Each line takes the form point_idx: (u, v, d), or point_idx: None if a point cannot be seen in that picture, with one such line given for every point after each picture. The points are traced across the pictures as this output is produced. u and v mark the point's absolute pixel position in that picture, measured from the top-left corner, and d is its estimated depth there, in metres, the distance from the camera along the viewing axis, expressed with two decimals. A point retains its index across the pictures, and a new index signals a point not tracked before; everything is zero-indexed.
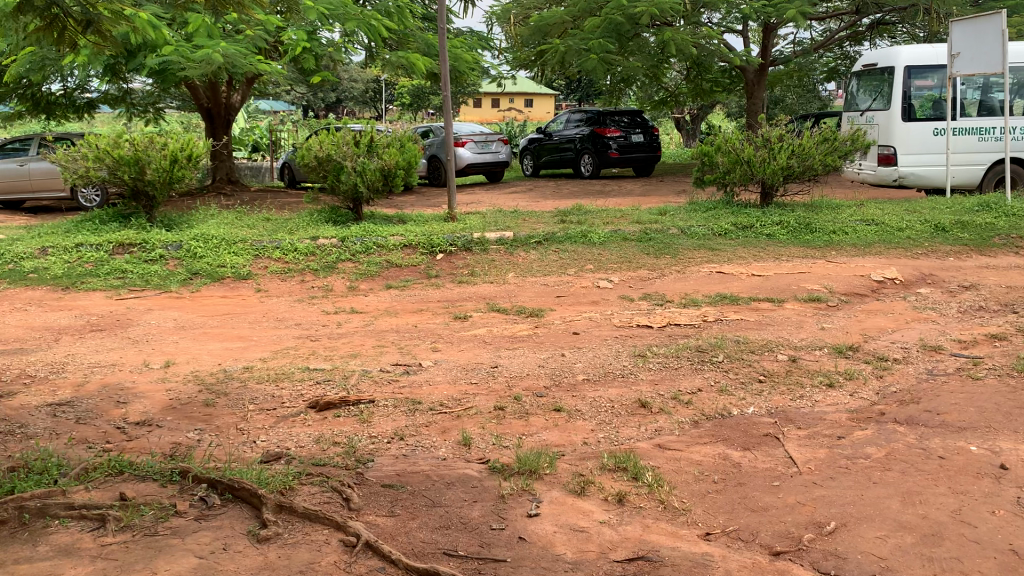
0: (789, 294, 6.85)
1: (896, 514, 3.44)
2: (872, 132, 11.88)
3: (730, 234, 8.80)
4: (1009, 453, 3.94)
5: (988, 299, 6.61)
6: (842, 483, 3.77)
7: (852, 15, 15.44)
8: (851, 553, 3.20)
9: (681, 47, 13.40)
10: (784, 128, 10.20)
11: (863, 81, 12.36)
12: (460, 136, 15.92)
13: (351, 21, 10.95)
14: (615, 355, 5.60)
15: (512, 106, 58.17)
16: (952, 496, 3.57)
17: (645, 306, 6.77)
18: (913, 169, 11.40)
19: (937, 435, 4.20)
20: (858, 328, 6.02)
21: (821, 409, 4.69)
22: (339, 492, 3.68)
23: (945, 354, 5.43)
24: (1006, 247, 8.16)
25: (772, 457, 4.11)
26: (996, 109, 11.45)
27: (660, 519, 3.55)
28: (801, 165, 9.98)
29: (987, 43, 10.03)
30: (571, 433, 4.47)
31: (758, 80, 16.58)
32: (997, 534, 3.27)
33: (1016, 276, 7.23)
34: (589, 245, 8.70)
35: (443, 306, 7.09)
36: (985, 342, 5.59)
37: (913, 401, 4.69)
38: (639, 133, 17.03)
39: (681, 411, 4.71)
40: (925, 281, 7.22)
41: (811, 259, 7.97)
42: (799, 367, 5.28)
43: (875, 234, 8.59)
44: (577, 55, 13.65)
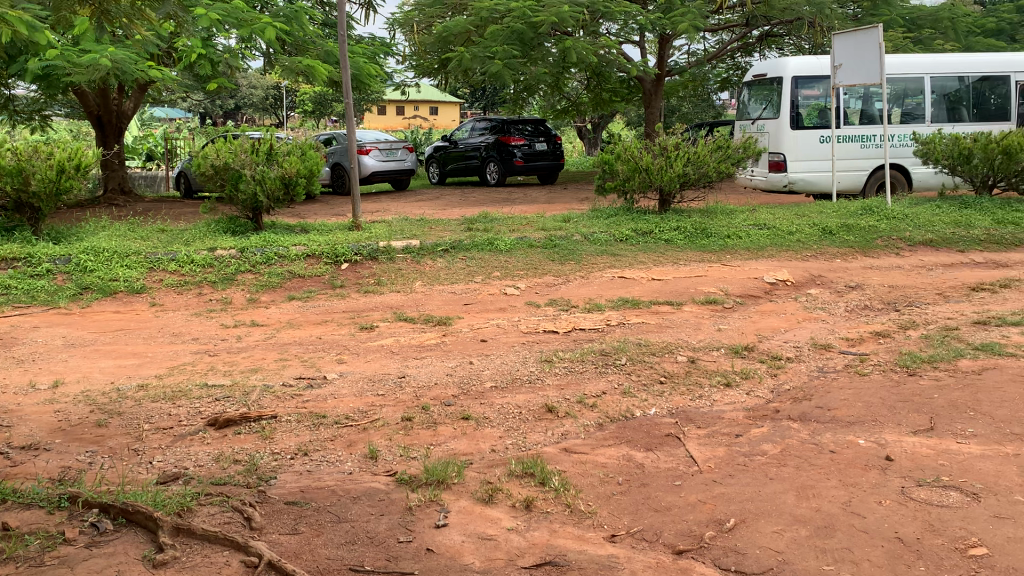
0: (688, 297, 7.04)
1: (791, 508, 3.57)
2: (763, 140, 12.34)
3: (631, 240, 8.97)
4: (894, 444, 4.13)
5: (873, 298, 6.94)
6: (741, 480, 3.89)
7: (743, 26, 16.01)
8: (750, 548, 3.29)
9: (582, 56, 13.60)
10: (680, 137, 10.47)
11: (754, 90, 12.81)
12: (364, 144, 15.75)
13: (247, 27, 10.67)
14: (522, 361, 5.63)
15: (416, 114, 58.00)
16: (843, 489, 3.72)
17: (551, 311, 6.83)
18: (802, 176, 11.90)
19: (828, 430, 4.38)
20: (753, 328, 6.23)
21: (719, 408, 4.83)
22: (240, 511, 3.57)
23: (834, 351, 5.67)
24: (888, 248, 8.60)
25: (674, 456, 4.21)
26: (876, 118, 12.05)
27: (566, 523, 3.58)
28: (697, 172, 10.27)
29: (866, 56, 10.52)
30: (478, 441, 4.47)
31: (655, 90, 16.98)
32: (884, 522, 3.41)
33: (897, 276, 7.62)
34: (495, 253, 8.72)
35: (349, 317, 6.98)
36: (870, 339, 5.87)
37: (804, 398, 4.88)
38: (542, 141, 17.22)
39: (587, 415, 4.77)
40: (815, 282, 7.53)
41: (708, 262, 8.21)
42: (698, 367, 5.43)
43: (767, 238, 8.90)
44: (481, 62, 13.63)
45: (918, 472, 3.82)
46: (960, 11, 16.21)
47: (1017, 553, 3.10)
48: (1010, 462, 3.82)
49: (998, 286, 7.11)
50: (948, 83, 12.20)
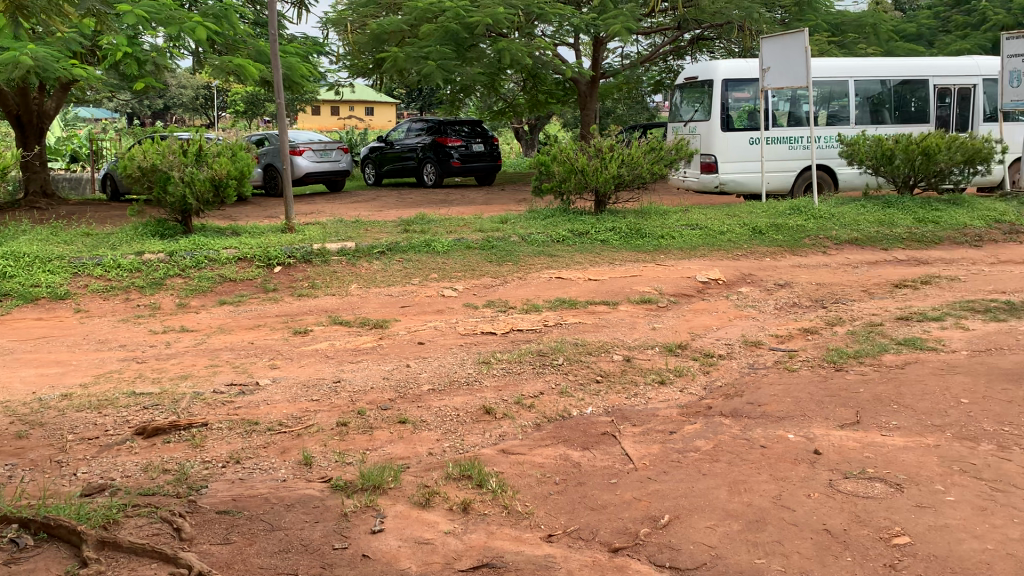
0: (623, 296, 7.10)
1: (724, 503, 3.63)
2: (695, 142, 12.55)
3: (567, 240, 9.02)
4: (822, 438, 4.23)
5: (801, 296, 7.12)
6: (675, 476, 3.94)
7: (674, 30, 16.26)
8: (684, 544, 3.34)
9: (517, 57, 13.63)
10: (614, 138, 10.57)
11: (685, 92, 13.02)
12: (297, 145, 15.52)
13: (174, 25, 10.36)
14: (460, 363, 5.61)
15: (351, 115, 57.41)
16: (774, 483, 3.80)
17: (489, 313, 6.82)
18: (733, 177, 12.15)
19: (758, 425, 4.47)
20: (686, 326, 6.33)
21: (654, 405, 4.89)
22: (169, 522, 3.47)
23: (764, 348, 5.80)
24: (815, 247, 8.83)
25: (610, 454, 4.25)
26: (803, 120, 12.36)
27: (503, 524, 3.57)
28: (631, 173, 10.40)
29: (793, 59, 10.76)
30: (415, 444, 4.43)
31: (590, 92, 17.11)
32: (813, 515, 3.48)
33: (824, 274, 7.83)
34: (432, 254, 8.67)
35: (282, 321, 6.86)
36: (799, 335, 6.01)
37: (736, 394, 4.98)
38: (479, 142, 17.20)
39: (524, 415, 4.78)
40: (745, 281, 7.68)
41: (642, 262, 8.31)
42: (633, 366, 5.49)
43: (700, 238, 9.04)
44: (415, 62, 13.55)
45: (845, 465, 3.92)
46: (881, 16, 16.74)
47: (937, 541, 3.19)
48: (931, 452, 3.95)
49: (919, 283, 7.36)
50: (870, 86, 12.59)
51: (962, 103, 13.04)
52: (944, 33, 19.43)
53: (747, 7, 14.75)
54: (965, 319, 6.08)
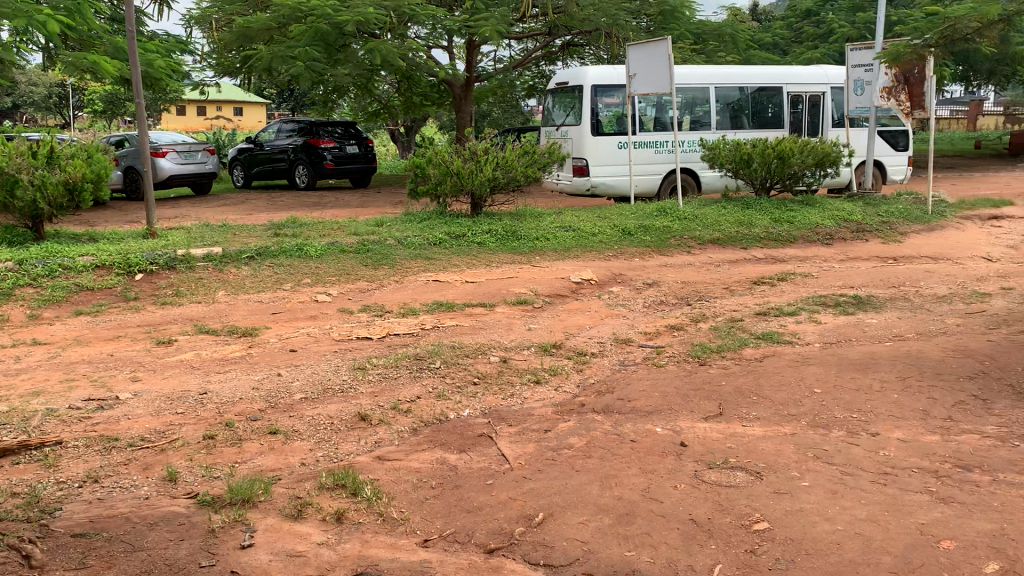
0: (499, 298, 7.15)
1: (596, 498, 3.71)
2: (567, 146, 12.80)
3: (444, 243, 9.01)
4: (688, 431, 4.39)
5: (669, 294, 7.37)
6: (549, 474, 4.00)
7: (545, 35, 16.53)
8: (557, 541, 3.38)
9: (389, 58, 13.49)
10: (489, 142, 10.65)
11: (557, 97, 13.24)
12: (160, 146, 14.83)
13: (21, 18, 9.70)
14: (333, 370, 5.50)
15: (220, 116, 55.41)
16: (643, 476, 3.91)
17: (364, 318, 6.72)
18: (604, 180, 12.47)
19: (629, 421, 4.59)
20: (560, 326, 6.43)
21: (529, 405, 4.95)
22: (17, 550, 3.24)
23: (634, 345, 5.97)
24: (681, 247, 9.17)
25: (486, 456, 4.26)
26: (668, 125, 12.80)
27: (378, 532, 3.52)
28: (506, 176, 10.50)
29: (657, 66, 11.13)
30: (287, 454, 4.32)
31: (464, 94, 17.15)
32: (680, 506, 3.60)
33: (690, 273, 8.14)
34: (304, 259, 8.47)
35: (144, 331, 6.54)
36: (666, 332, 6.22)
37: (608, 391, 5.10)
38: (353, 144, 16.93)
39: (400, 420, 4.74)
40: (617, 281, 7.88)
41: (518, 264, 8.39)
42: (509, 367, 5.53)
43: (573, 239, 9.22)
44: (282, 62, 13.18)
45: (709, 456, 4.08)
46: (739, 26, 17.57)
47: (793, 524, 3.35)
48: (788, 440, 4.16)
49: (776, 279, 7.75)
50: (729, 93, 13.17)
51: (812, 110, 13.84)
52: (796, 43, 20.60)
53: (614, 15, 15.16)
54: (817, 313, 6.44)
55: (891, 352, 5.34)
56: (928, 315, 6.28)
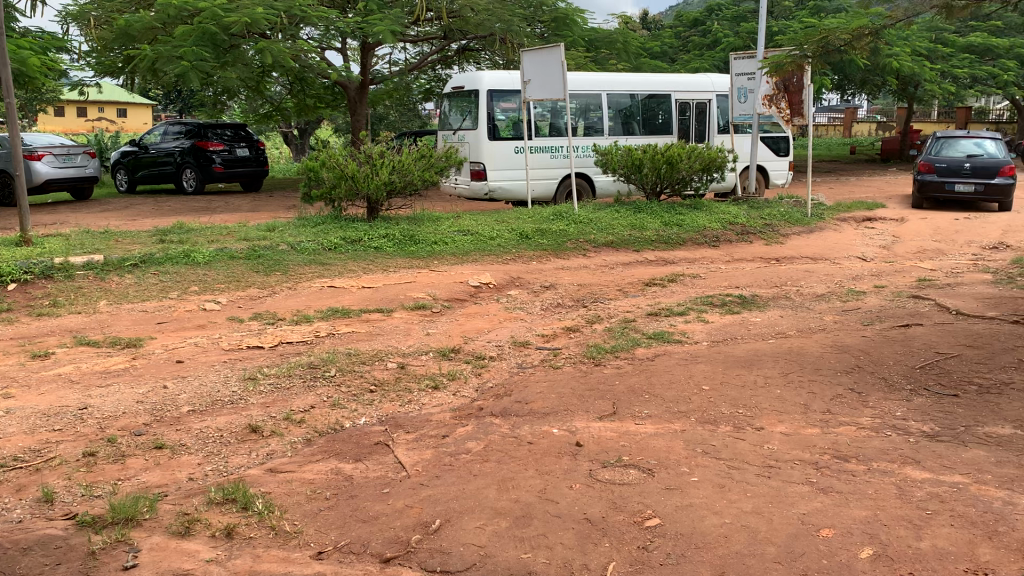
0: (397, 303, 7.08)
1: (493, 502, 3.71)
2: (464, 150, 12.81)
3: (339, 248, 8.86)
4: (583, 431, 4.44)
5: (565, 296, 7.46)
6: (446, 480, 3.98)
7: (441, 39, 16.49)
8: (454, 546, 3.36)
9: (280, 59, 13.14)
10: (384, 145, 10.54)
11: (453, 101, 13.23)
12: (35, 148, 14.04)
13: None
14: (223, 381, 5.32)
15: (102, 117, 52.94)
16: (539, 477, 3.93)
17: (256, 326, 6.54)
18: (501, 184, 12.54)
19: (526, 423, 4.62)
20: (458, 331, 6.42)
21: (427, 410, 4.92)
22: None
23: (531, 347, 6.01)
24: (577, 250, 9.30)
25: (382, 464, 4.21)
26: (563, 130, 12.97)
27: (270, 546, 3.43)
28: (403, 180, 10.38)
29: (550, 73, 11.24)
30: (174, 470, 4.15)
31: (359, 97, 16.91)
32: (575, 506, 3.64)
33: (585, 276, 8.27)
34: (193, 266, 8.18)
35: (17, 344, 6.16)
36: (563, 334, 6.30)
37: (505, 394, 5.12)
38: (244, 147, 16.50)
39: (294, 431, 4.62)
40: (514, 284, 7.92)
41: (415, 269, 8.33)
42: (406, 373, 5.48)
43: (471, 243, 9.23)
44: (167, 62, 12.62)
45: (604, 455, 4.15)
46: (630, 34, 17.99)
47: (684, 519, 3.43)
48: (678, 437, 4.27)
49: (667, 281, 7.96)
50: (621, 100, 13.46)
51: (700, 117, 14.29)
52: (685, 51, 21.25)
53: (508, 21, 15.28)
54: (705, 313, 6.65)
55: (774, 349, 5.56)
56: (808, 312, 6.57)
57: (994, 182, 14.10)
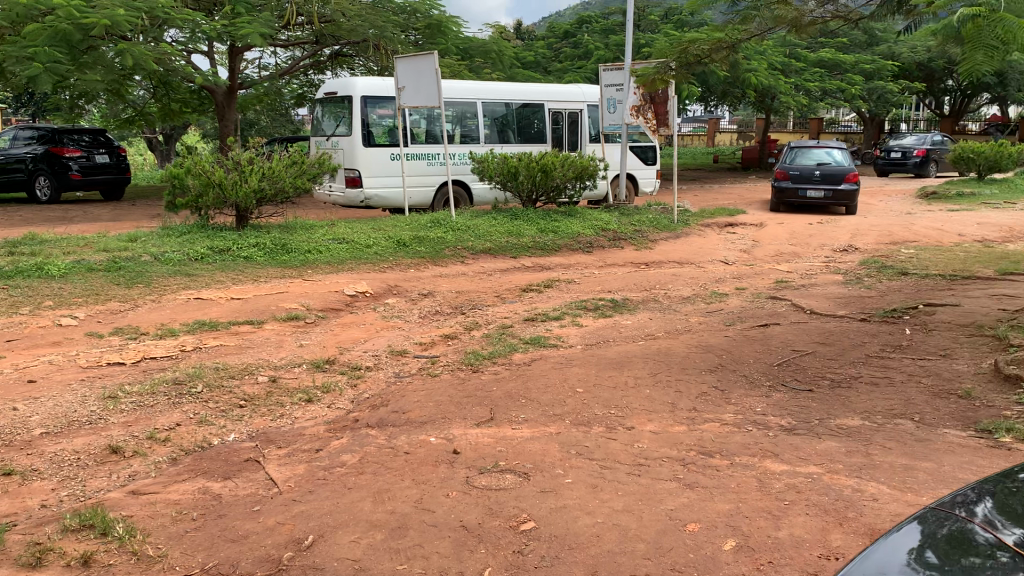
0: (268, 314, 6.88)
1: (368, 515, 3.64)
2: (337, 157, 12.61)
3: (207, 258, 8.55)
4: (460, 438, 4.43)
5: (442, 304, 7.45)
6: (320, 494, 3.89)
7: (312, 44, 16.19)
8: (328, 562, 3.28)
9: (142, 61, 12.58)
10: (254, 152, 10.26)
11: (326, 107, 13.00)
12: None
13: None
14: (79, 401, 5.01)
15: None
16: (416, 487, 3.89)
17: (116, 341, 6.20)
18: (377, 192, 12.41)
19: (402, 432, 4.57)
20: (333, 341, 6.30)
21: (300, 424, 4.80)
22: None
23: (409, 356, 5.97)
24: (454, 258, 9.31)
25: (253, 481, 4.07)
26: (439, 137, 12.97)
27: (131, 573, 3.24)
28: (273, 187, 10.16)
29: (424, 80, 11.23)
30: (24, 497, 3.88)
31: (228, 102, 16.36)
32: (451, 514, 3.61)
33: (463, 283, 8.28)
34: (47, 279, 7.69)
35: None
36: (441, 342, 6.28)
37: (381, 404, 5.06)
38: (104, 153, 15.72)
39: (158, 450, 4.42)
40: (391, 292, 7.85)
41: (288, 279, 8.13)
42: (278, 386, 5.33)
43: (346, 251, 9.08)
44: (18, 63, 11.86)
45: (481, 461, 4.14)
46: (503, 43, 18.20)
47: (558, 522, 3.47)
48: (553, 440, 4.32)
49: (543, 286, 8.08)
50: (496, 108, 13.59)
51: (572, 126, 14.61)
52: (557, 62, 21.67)
53: (381, 27, 15.20)
54: (580, 317, 6.79)
55: (644, 350, 5.73)
56: (675, 315, 6.81)
57: (841, 188, 15.01)
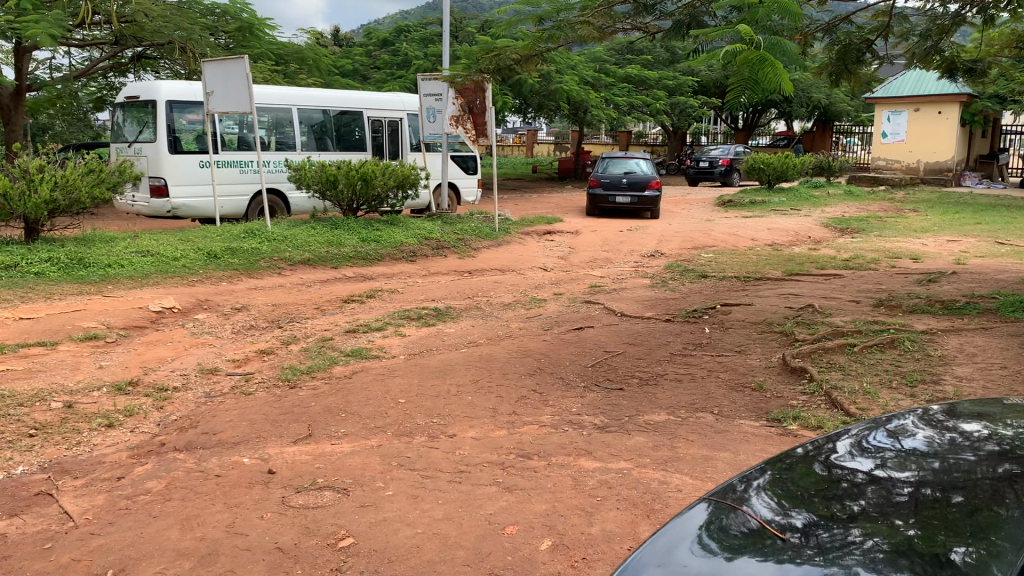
0: (63, 334, 6.35)
1: (175, 543, 3.41)
2: (141, 164, 11.89)
3: None
4: (276, 457, 4.28)
5: (257, 318, 7.19)
6: (122, 526, 3.62)
7: (112, 45, 15.20)
8: None
9: None
10: (44, 159, 9.47)
11: (127, 112, 12.24)
12: None
13: None
14: None
15: None
16: (228, 511, 3.69)
17: None
18: (185, 201, 11.81)
19: (214, 455, 4.36)
20: (137, 361, 5.92)
21: (99, 452, 4.46)
22: None
23: (221, 374, 5.71)
24: (270, 269, 9.02)
25: (44, 517, 3.73)
26: (252, 144, 12.52)
27: None
28: (66, 198, 9.42)
29: (234, 85, 10.81)
30: None
31: (15, 104, 15.02)
32: (265, 536, 3.44)
33: (280, 295, 8.03)
34: None
35: None
36: (256, 357, 6.05)
37: (191, 425, 4.80)
38: None
39: None
40: (201, 307, 7.48)
41: (85, 296, 7.56)
42: (75, 412, 4.93)
43: (151, 264, 8.56)
44: None
45: (297, 479, 4.00)
46: (319, 50, 17.88)
47: (377, 536, 3.39)
48: (373, 453, 4.26)
49: (365, 296, 7.98)
50: (312, 115, 13.29)
51: (392, 135, 14.54)
52: (375, 70, 21.51)
53: (188, 28, 14.46)
54: (402, 327, 6.76)
55: (465, 358, 5.78)
56: (495, 321, 6.92)
57: (646, 195, 15.84)
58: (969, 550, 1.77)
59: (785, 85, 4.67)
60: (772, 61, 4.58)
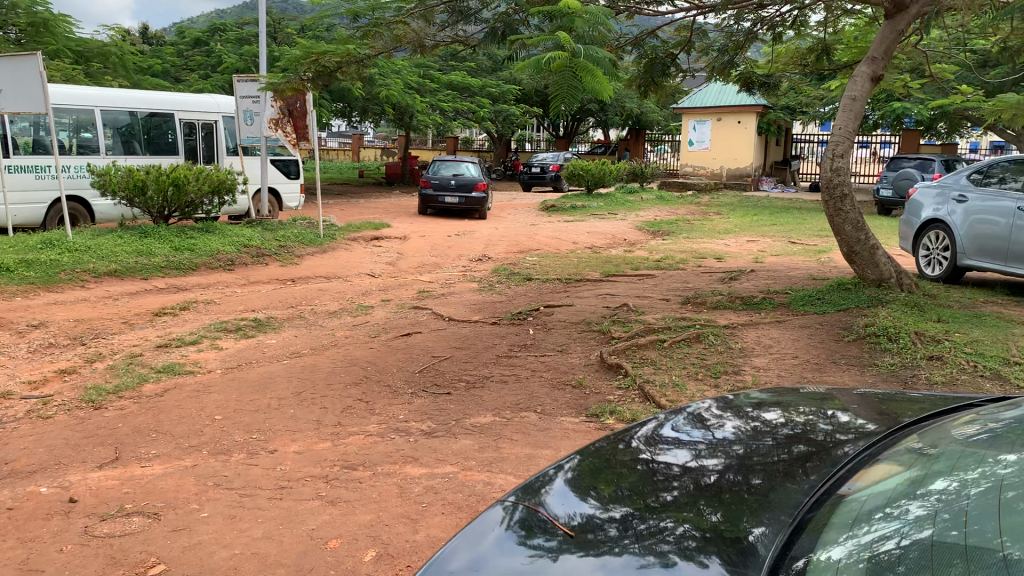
0: None
1: None
2: None
3: None
4: (78, 484, 3.98)
5: (57, 335, 6.66)
6: None
7: None
8: None
9: None
10: None
11: None
12: None
13: None
14: None
15: None
16: (21, 546, 3.38)
17: None
18: None
19: (5, 486, 3.98)
20: None
21: None
22: None
23: (14, 398, 5.23)
24: (72, 282, 8.38)
25: None
26: (49, 148, 11.63)
27: None
28: None
29: (26, 84, 9.97)
30: None
31: None
32: (64, 570, 3.18)
33: (83, 310, 7.49)
34: None
35: None
36: (55, 378, 5.60)
37: None
38: None
39: None
40: None
41: None
42: None
43: None
44: None
45: (102, 507, 3.74)
46: (125, 48, 16.85)
47: (191, 560, 3.22)
48: (187, 474, 4.06)
49: (178, 309, 7.59)
50: (118, 117, 12.53)
51: (207, 138, 13.92)
52: (187, 71, 20.52)
53: None
54: (219, 340, 6.48)
55: (287, 369, 5.63)
56: (320, 330, 6.78)
57: (473, 197, 16.01)
58: (767, 533, 1.88)
59: (603, 90, 4.95)
60: (593, 69, 4.86)
